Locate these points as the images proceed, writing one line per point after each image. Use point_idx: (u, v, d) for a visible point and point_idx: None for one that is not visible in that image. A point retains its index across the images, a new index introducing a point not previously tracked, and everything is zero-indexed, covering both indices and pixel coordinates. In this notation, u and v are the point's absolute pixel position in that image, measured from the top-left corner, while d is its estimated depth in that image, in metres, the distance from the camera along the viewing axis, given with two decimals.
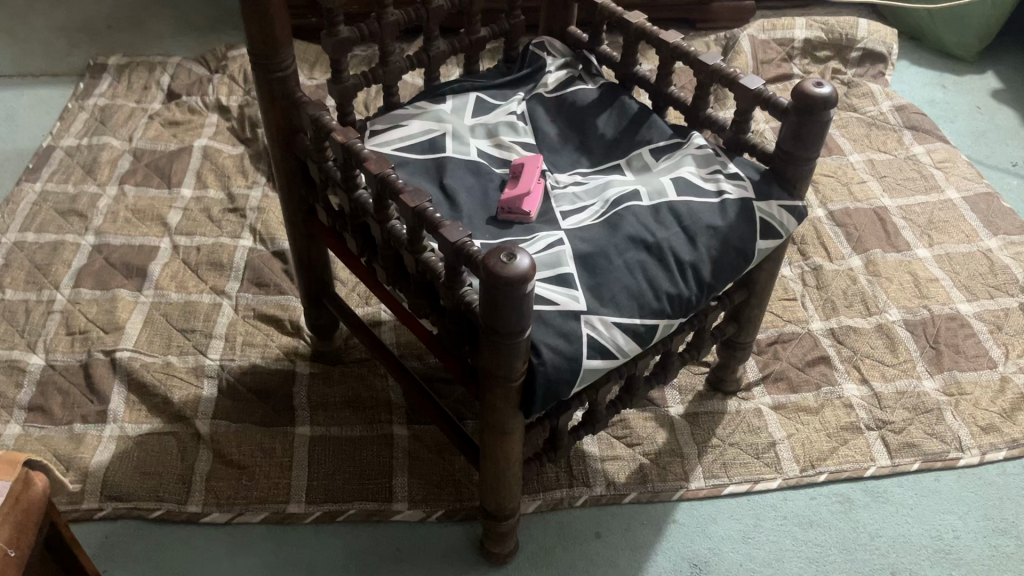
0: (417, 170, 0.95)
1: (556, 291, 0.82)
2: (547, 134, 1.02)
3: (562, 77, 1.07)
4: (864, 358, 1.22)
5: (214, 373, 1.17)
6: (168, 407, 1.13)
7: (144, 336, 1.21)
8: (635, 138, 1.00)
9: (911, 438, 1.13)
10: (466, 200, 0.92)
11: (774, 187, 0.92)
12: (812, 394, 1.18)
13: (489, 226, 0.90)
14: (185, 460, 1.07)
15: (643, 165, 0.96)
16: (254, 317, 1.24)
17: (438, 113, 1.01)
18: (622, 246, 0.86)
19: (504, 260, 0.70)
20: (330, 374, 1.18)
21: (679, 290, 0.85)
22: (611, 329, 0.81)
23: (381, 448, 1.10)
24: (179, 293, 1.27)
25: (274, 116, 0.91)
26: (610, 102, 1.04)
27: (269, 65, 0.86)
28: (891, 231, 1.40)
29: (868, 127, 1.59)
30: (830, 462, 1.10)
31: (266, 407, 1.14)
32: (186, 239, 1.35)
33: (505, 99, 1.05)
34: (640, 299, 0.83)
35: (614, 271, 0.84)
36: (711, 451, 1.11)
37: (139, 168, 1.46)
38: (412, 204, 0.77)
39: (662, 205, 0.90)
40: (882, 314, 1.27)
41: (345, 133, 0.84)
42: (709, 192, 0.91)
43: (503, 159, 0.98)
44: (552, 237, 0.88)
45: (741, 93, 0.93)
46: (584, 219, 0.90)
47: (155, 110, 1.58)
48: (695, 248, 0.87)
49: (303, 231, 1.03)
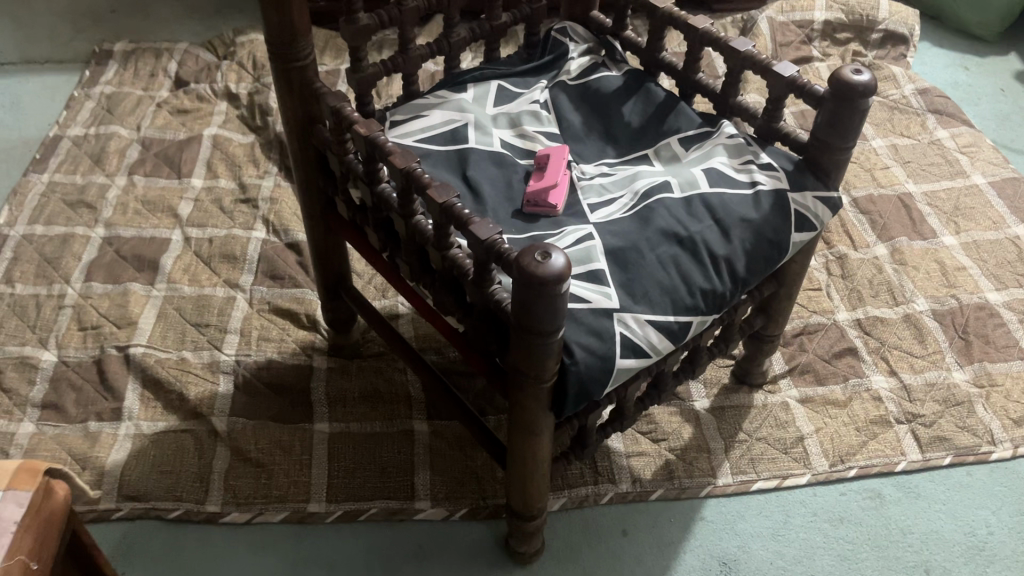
0: (439, 163, 0.93)
1: (587, 288, 0.79)
2: (571, 123, 0.99)
3: (585, 63, 1.04)
4: (891, 349, 1.19)
5: (230, 369, 1.15)
6: (184, 404, 1.11)
7: (158, 331, 1.19)
8: (662, 127, 0.97)
9: (941, 432, 1.11)
10: (491, 193, 0.90)
11: (808, 177, 0.89)
12: (839, 386, 1.15)
13: (515, 220, 0.89)
14: (202, 458, 1.05)
15: (672, 155, 0.93)
16: (269, 311, 1.22)
17: (459, 103, 0.98)
18: (654, 240, 0.83)
19: (538, 259, 0.67)
20: (347, 367, 1.16)
21: (713, 285, 0.83)
22: (644, 327, 0.79)
23: (402, 444, 1.08)
24: (192, 287, 1.25)
25: (292, 106, 0.88)
26: (636, 89, 1.01)
27: (287, 54, 0.84)
28: (916, 218, 1.37)
29: (890, 111, 1.55)
30: (860, 457, 1.08)
31: (284, 402, 1.12)
32: (198, 231, 1.32)
33: (528, 86, 1.02)
34: (673, 296, 0.81)
35: (646, 266, 0.82)
36: (738, 446, 1.09)
37: (148, 157, 1.43)
38: (440, 200, 0.75)
39: (693, 197, 0.87)
40: (909, 304, 1.25)
41: (368, 125, 0.81)
42: (742, 183, 0.88)
43: (527, 150, 0.96)
44: (581, 231, 0.85)
45: (774, 81, 0.90)
46: (613, 212, 0.88)
47: (163, 97, 1.54)
48: (729, 242, 0.84)
49: (321, 225, 1.00)
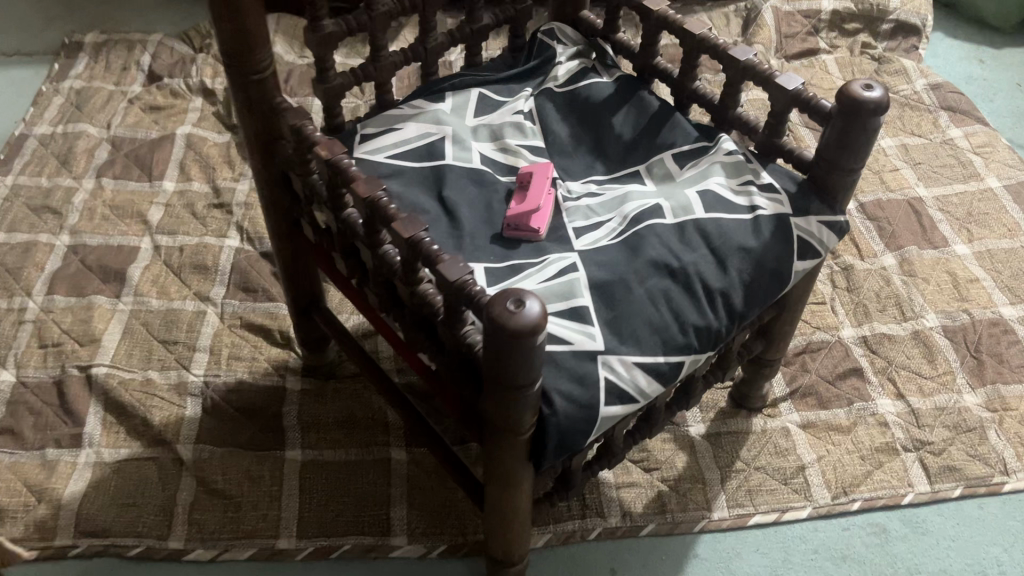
0: (413, 181, 0.85)
1: (570, 327, 0.72)
2: (558, 135, 0.92)
3: (574, 68, 0.96)
4: (899, 369, 1.13)
5: (198, 391, 1.08)
6: (147, 429, 1.04)
7: (123, 348, 1.12)
8: (656, 140, 0.90)
9: (951, 461, 1.04)
10: (469, 216, 0.83)
11: (812, 200, 0.82)
12: (843, 411, 1.09)
13: (495, 246, 0.82)
14: (166, 489, 1.00)
15: (666, 174, 0.86)
16: (241, 327, 1.15)
17: (436, 113, 0.90)
18: (644, 272, 0.76)
19: (511, 308, 0.60)
20: (323, 391, 1.10)
21: (707, 322, 0.76)
22: (631, 370, 0.72)
23: (379, 475, 1.02)
24: (160, 300, 1.18)
25: (252, 122, 0.81)
26: (628, 98, 0.93)
27: (244, 67, 0.76)
28: (927, 224, 1.30)
29: (901, 108, 1.47)
30: (864, 489, 1.02)
31: (255, 427, 1.06)
32: (168, 238, 1.25)
33: (511, 95, 0.95)
34: (664, 334, 0.74)
35: (634, 302, 0.75)
36: (735, 476, 1.03)
37: (118, 158, 1.36)
38: (406, 234, 0.68)
39: (687, 223, 0.80)
40: (918, 320, 1.18)
41: (330, 147, 0.74)
42: (741, 207, 0.81)
43: (509, 166, 0.89)
44: (565, 260, 0.78)
45: (777, 94, 0.82)
46: (600, 238, 0.81)
47: (135, 93, 1.47)
48: (725, 274, 0.77)
49: (288, 246, 0.93)
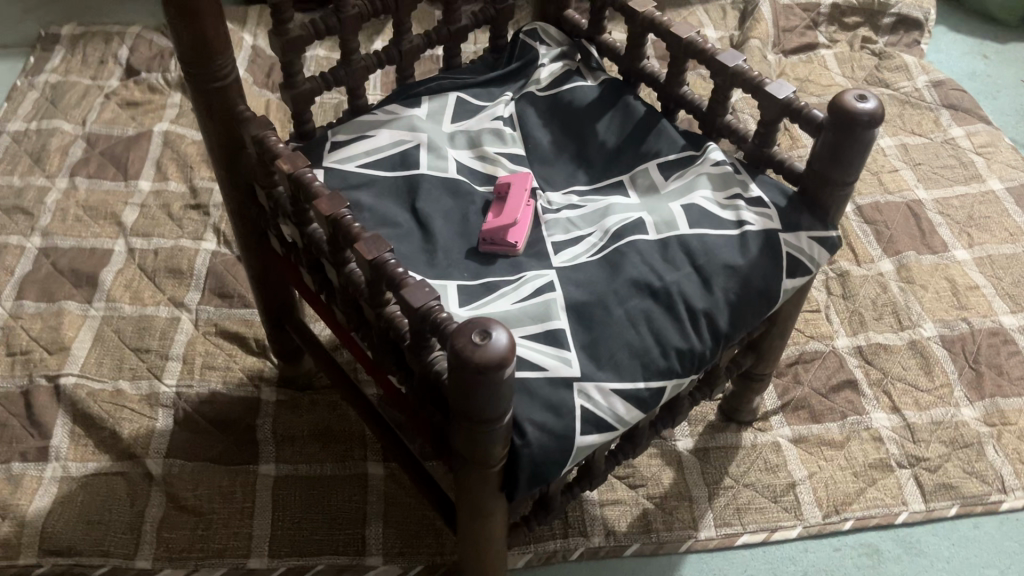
0: (385, 192, 0.81)
1: (545, 351, 0.69)
2: (539, 142, 0.88)
3: (557, 71, 0.92)
4: (895, 381, 1.09)
5: (170, 402, 1.05)
6: (116, 442, 1.01)
7: (93, 356, 1.09)
8: (640, 148, 0.86)
9: (947, 479, 1.01)
10: (442, 229, 0.79)
11: (803, 214, 0.78)
12: (836, 425, 1.05)
13: (469, 261, 0.78)
14: (134, 505, 0.96)
15: (650, 185, 0.82)
16: (215, 335, 1.12)
17: (411, 120, 0.86)
18: (624, 293, 0.73)
19: (477, 340, 0.56)
20: (299, 402, 1.06)
21: (691, 345, 0.72)
22: (609, 397, 0.68)
23: (354, 491, 0.99)
24: (133, 306, 1.14)
25: (214, 132, 0.77)
26: (612, 103, 0.89)
27: (203, 74, 0.72)
28: (926, 229, 1.26)
29: (901, 105, 1.43)
30: (856, 508, 0.98)
31: (228, 440, 1.02)
32: (143, 241, 1.22)
33: (491, 100, 0.91)
34: (644, 359, 0.70)
35: (613, 324, 0.71)
36: (723, 493, 0.99)
37: (92, 156, 1.32)
38: (369, 255, 0.64)
39: (670, 239, 0.76)
40: (915, 329, 1.14)
41: (293, 161, 0.70)
42: (728, 222, 0.77)
43: (487, 175, 0.85)
44: (542, 278, 0.75)
45: (767, 103, 0.78)
46: (579, 254, 0.77)
47: (112, 87, 1.42)
48: (710, 293, 0.74)
49: (258, 257, 0.89)
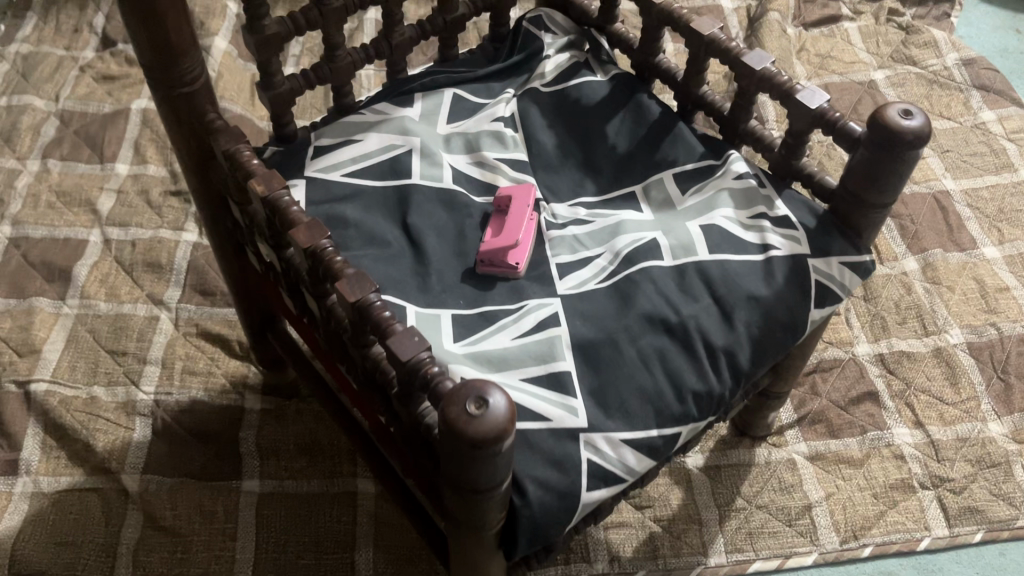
0: (374, 205, 0.74)
1: (548, 399, 0.62)
2: (543, 145, 0.80)
3: (564, 63, 0.84)
4: (919, 393, 1.03)
5: (147, 411, 0.99)
6: (90, 455, 0.95)
7: (66, 360, 1.02)
8: (654, 155, 0.78)
9: (973, 501, 0.95)
10: (436, 249, 0.72)
11: (834, 237, 0.71)
12: (856, 441, 0.99)
13: (465, 286, 0.71)
14: (109, 525, 0.91)
15: (665, 199, 0.75)
16: (196, 336, 1.05)
17: (402, 121, 0.78)
18: (636, 329, 0.65)
19: (471, 411, 0.49)
20: (284, 412, 1.00)
21: (709, 387, 0.65)
22: (619, 449, 0.62)
23: (343, 511, 0.93)
24: (109, 303, 1.07)
25: (181, 139, 0.69)
26: (624, 102, 0.81)
27: (168, 79, 0.64)
28: (954, 224, 1.18)
29: (929, 83, 1.34)
30: (876, 533, 0.93)
31: (209, 453, 0.96)
32: (119, 231, 1.14)
33: (491, 96, 0.82)
34: (657, 404, 0.63)
35: (624, 365, 0.64)
36: (734, 516, 0.94)
37: (66, 136, 1.24)
38: (351, 297, 0.57)
39: (688, 265, 0.68)
40: (941, 335, 1.07)
41: (267, 181, 0.62)
42: (752, 246, 0.70)
43: (486, 184, 0.77)
44: (544, 309, 0.67)
45: (797, 113, 0.71)
46: (586, 279, 0.70)
47: (87, 60, 1.33)
48: (730, 328, 0.67)
49: (235, 268, 0.82)
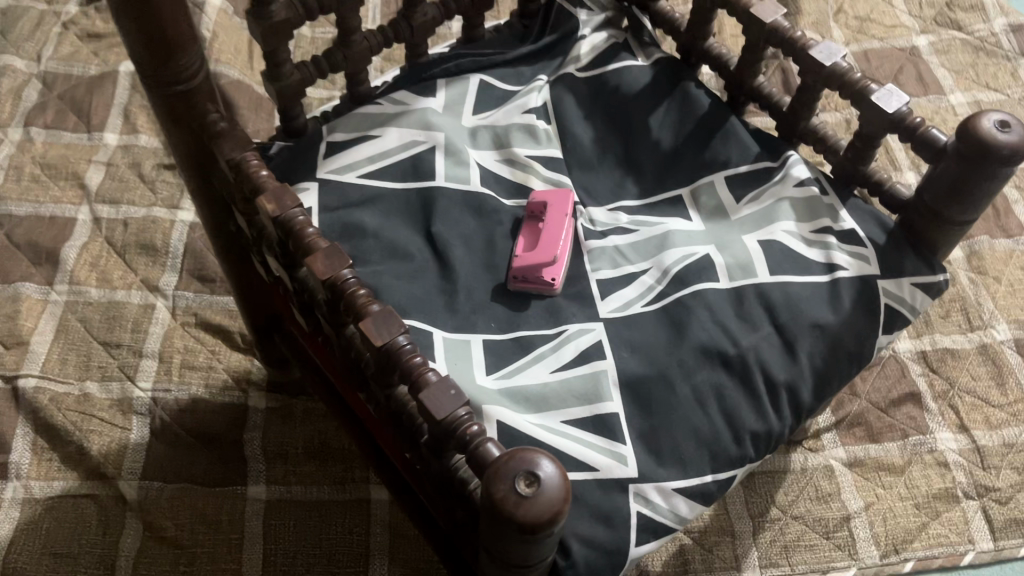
0: (395, 211, 0.66)
1: (594, 445, 0.56)
2: (579, 139, 0.72)
3: (601, 44, 0.76)
4: (963, 395, 0.97)
5: (145, 410, 0.92)
6: (84, 459, 0.89)
7: (55, 353, 0.95)
8: (702, 154, 0.70)
9: (1020, 513, 0.90)
10: (465, 262, 0.65)
11: (906, 254, 0.64)
12: (897, 447, 0.93)
13: (496, 305, 0.63)
14: (107, 536, 0.85)
15: (717, 207, 0.68)
16: (196, 327, 0.99)
17: (424, 114, 0.70)
18: (690, 363, 0.59)
19: (522, 490, 0.43)
20: (291, 411, 0.94)
21: (769, 426, 0.59)
22: (671, 498, 0.56)
23: (356, 521, 0.88)
24: (101, 289, 1.00)
25: (178, 141, 0.61)
26: (668, 90, 0.74)
27: (163, 77, 0.56)
28: (1000, 207, 1.11)
29: (975, 51, 1.25)
30: (917, 546, 0.88)
31: (211, 455, 0.90)
32: (110, 209, 1.06)
33: (521, 83, 0.75)
34: (714, 448, 0.57)
35: (678, 405, 0.58)
36: (769, 528, 0.89)
37: (50, 101, 1.14)
38: (378, 341, 0.50)
39: (746, 288, 0.62)
40: (987, 331, 1.01)
41: (278, 199, 0.55)
42: (815, 266, 0.63)
43: (517, 185, 0.70)
44: (587, 335, 0.61)
45: (870, 115, 0.63)
46: (632, 300, 0.63)
47: (70, 15, 1.23)
48: (794, 361, 0.60)
49: (240, 272, 0.75)
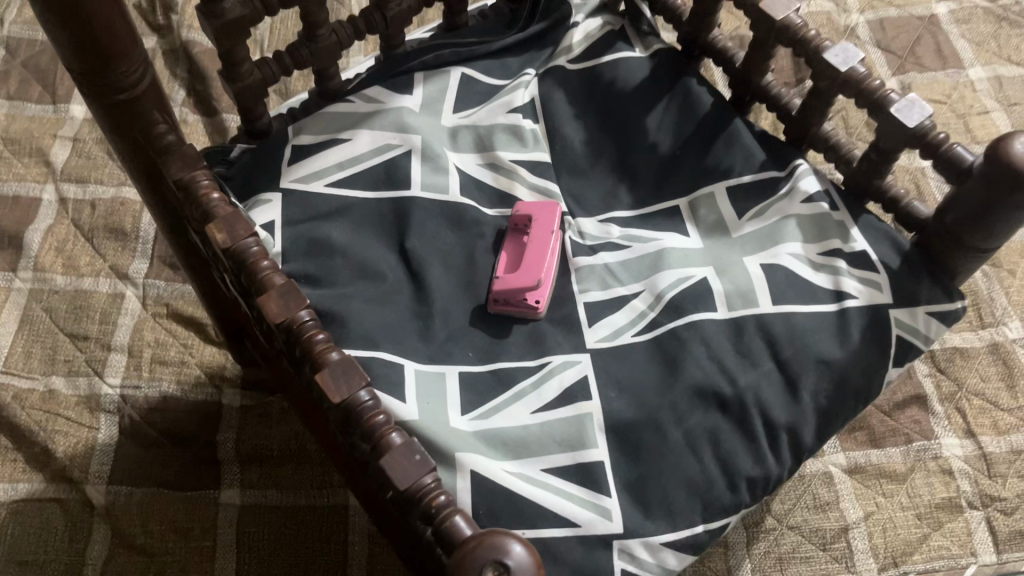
0: (366, 223, 0.61)
1: (576, 497, 0.51)
2: (569, 141, 0.66)
3: (595, 32, 0.70)
4: (971, 398, 0.92)
5: (113, 408, 0.88)
6: (50, 461, 0.85)
7: (19, 346, 0.90)
8: (703, 159, 0.65)
9: None
10: (442, 281, 0.60)
11: (922, 280, 0.58)
12: (900, 453, 0.89)
13: (476, 330, 0.58)
14: (74, 543, 0.81)
15: (718, 221, 0.62)
16: (168, 319, 0.94)
17: (399, 113, 0.64)
18: (684, 405, 0.55)
19: None
20: (267, 411, 0.90)
21: (767, 472, 0.54)
22: (659, 552, 0.51)
23: (333, 529, 0.84)
24: (67, 277, 0.95)
25: (124, 153, 0.55)
26: (668, 86, 0.67)
27: (102, 85, 0.50)
28: None
29: (999, 21, 1.17)
30: (917, 560, 0.83)
31: (184, 457, 0.86)
32: (76, 188, 1.00)
33: (508, 77, 0.69)
34: (708, 498, 0.53)
35: (669, 451, 0.53)
36: (764, 538, 0.84)
37: (12, 69, 1.07)
38: (336, 397, 0.45)
39: (746, 320, 0.57)
40: (998, 328, 0.96)
41: (229, 227, 0.50)
42: (822, 294, 0.58)
43: (501, 193, 0.64)
44: (572, 369, 0.56)
45: (888, 127, 0.57)
46: (622, 328, 0.58)
47: None
48: (796, 401, 0.56)
49: (203, 279, 0.70)
